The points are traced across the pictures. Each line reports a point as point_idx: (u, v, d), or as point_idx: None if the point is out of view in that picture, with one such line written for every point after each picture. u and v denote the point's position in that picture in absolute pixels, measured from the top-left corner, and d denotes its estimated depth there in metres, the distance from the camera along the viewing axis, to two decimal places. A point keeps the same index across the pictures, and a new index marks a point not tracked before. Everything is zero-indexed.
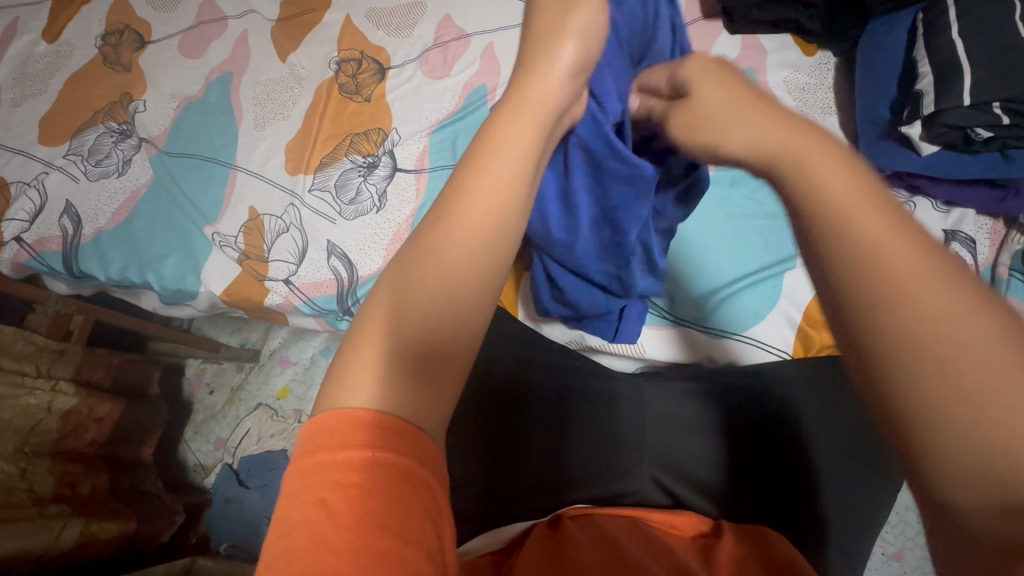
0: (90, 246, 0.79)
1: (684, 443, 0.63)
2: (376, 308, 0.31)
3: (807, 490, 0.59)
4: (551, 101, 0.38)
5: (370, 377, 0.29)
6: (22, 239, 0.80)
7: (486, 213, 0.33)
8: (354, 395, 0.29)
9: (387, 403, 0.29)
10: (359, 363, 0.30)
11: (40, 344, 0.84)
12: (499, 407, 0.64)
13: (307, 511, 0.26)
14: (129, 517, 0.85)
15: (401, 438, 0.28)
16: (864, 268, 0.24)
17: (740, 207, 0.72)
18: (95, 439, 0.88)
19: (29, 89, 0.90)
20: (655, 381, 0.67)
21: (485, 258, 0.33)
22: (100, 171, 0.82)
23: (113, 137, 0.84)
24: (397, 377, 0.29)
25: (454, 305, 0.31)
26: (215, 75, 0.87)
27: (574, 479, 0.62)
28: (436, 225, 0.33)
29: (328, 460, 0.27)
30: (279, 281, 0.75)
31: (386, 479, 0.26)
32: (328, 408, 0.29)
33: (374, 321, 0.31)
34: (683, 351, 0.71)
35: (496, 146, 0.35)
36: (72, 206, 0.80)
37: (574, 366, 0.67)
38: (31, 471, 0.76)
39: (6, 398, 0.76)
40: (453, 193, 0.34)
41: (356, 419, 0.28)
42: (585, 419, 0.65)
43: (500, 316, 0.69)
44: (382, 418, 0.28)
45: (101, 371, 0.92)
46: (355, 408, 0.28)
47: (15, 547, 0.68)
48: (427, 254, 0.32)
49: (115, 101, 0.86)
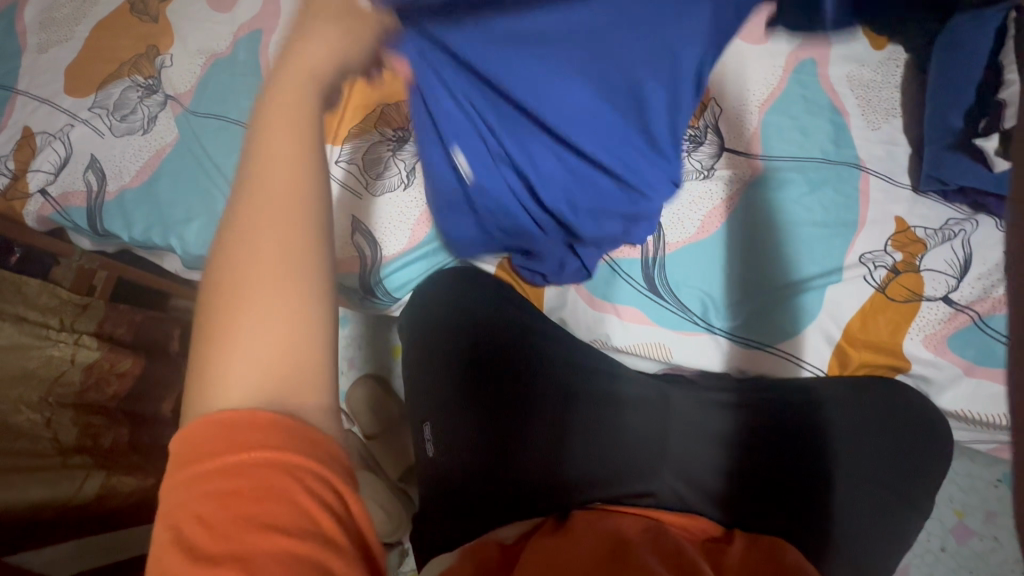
0: (114, 205, 0.77)
1: (694, 448, 0.61)
2: (226, 287, 0.29)
3: (808, 503, 0.57)
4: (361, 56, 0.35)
5: (241, 363, 0.28)
6: (47, 192, 0.78)
7: (287, 187, 0.30)
8: (229, 394, 0.28)
9: (262, 380, 0.28)
10: (218, 357, 0.28)
11: (65, 297, 0.85)
12: (503, 402, 0.64)
13: (184, 522, 0.26)
14: (148, 472, 0.86)
15: (289, 435, 0.27)
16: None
17: (788, 210, 0.68)
18: (117, 394, 0.88)
19: (55, 35, 0.87)
20: (628, 379, 0.65)
21: (301, 226, 0.30)
22: (126, 126, 0.80)
23: (139, 91, 0.81)
24: (267, 359, 0.28)
25: (285, 255, 0.30)
26: (244, 31, 0.83)
27: (564, 472, 0.60)
28: (239, 219, 0.30)
29: (201, 469, 0.26)
30: None
31: (260, 475, 0.26)
32: (197, 414, 0.28)
33: (226, 325, 0.29)
34: (711, 358, 0.68)
35: (284, 107, 0.31)
36: (97, 160, 0.78)
37: (545, 349, 0.67)
38: (54, 421, 0.78)
39: (30, 348, 0.79)
40: (240, 191, 0.31)
41: (230, 421, 0.27)
42: (594, 424, 0.62)
43: (486, 298, 0.70)
44: (262, 414, 0.27)
45: (124, 327, 0.91)
46: (229, 411, 0.27)
47: (35, 496, 0.69)
48: (243, 248, 0.30)
49: (141, 53, 0.83)
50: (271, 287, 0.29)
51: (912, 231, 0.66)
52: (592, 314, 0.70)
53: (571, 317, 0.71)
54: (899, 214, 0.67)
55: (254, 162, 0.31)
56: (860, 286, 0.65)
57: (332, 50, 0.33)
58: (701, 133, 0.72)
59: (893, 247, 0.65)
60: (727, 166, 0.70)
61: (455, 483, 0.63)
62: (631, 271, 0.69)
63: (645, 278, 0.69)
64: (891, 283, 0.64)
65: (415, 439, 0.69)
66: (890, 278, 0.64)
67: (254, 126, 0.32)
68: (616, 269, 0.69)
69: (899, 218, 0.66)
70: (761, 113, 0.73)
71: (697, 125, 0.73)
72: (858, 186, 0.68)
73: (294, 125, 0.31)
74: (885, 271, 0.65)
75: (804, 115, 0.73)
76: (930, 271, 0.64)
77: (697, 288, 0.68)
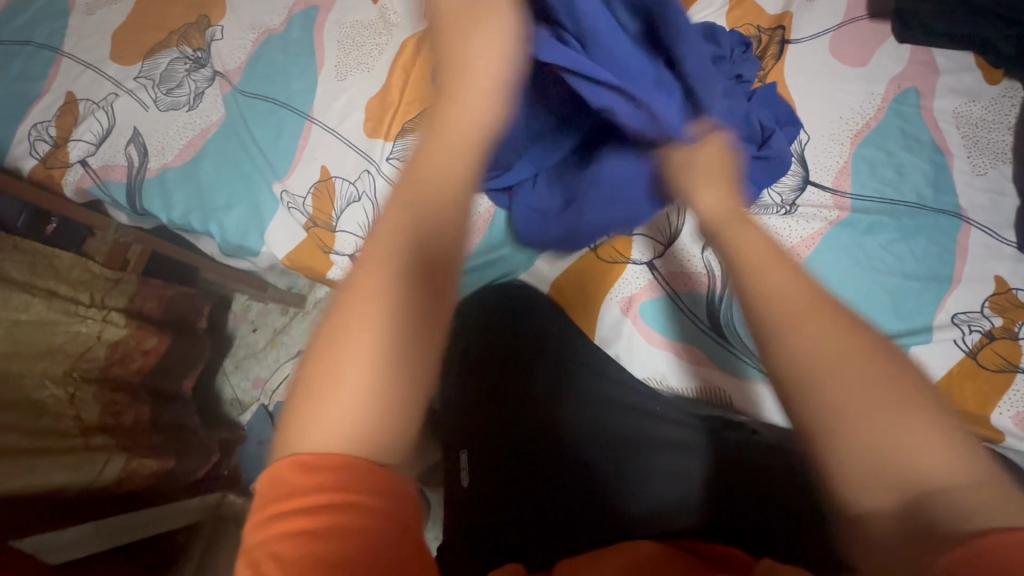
0: (154, 183, 0.74)
1: (677, 469, 0.56)
2: (339, 322, 0.30)
3: (794, 542, 0.51)
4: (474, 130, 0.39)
5: (328, 412, 0.29)
6: (87, 164, 0.75)
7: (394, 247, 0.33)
8: (314, 437, 0.28)
9: (345, 427, 0.28)
10: (313, 402, 0.29)
11: (96, 272, 0.83)
12: (500, 422, 0.63)
13: (259, 562, 0.26)
14: (166, 454, 0.85)
15: (359, 478, 0.27)
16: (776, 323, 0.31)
17: (873, 258, 0.62)
18: (140, 369, 0.86)
19: None
20: (660, 420, 0.60)
21: (424, 295, 0.32)
22: (171, 101, 0.76)
23: (186, 64, 0.78)
24: (358, 413, 0.29)
25: (396, 320, 0.31)
26: (299, 8, 0.79)
27: (598, 509, 0.56)
28: (372, 260, 0.32)
29: (280, 512, 0.27)
30: (344, 255, 0.70)
31: (340, 519, 0.27)
32: (284, 455, 0.29)
33: (330, 365, 0.30)
34: (779, 412, 0.62)
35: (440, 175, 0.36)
36: (140, 134, 0.75)
37: (574, 378, 0.63)
38: (78, 397, 0.76)
39: (57, 325, 0.75)
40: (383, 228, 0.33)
41: (308, 463, 0.28)
42: (593, 446, 0.59)
43: (538, 317, 0.68)
44: (344, 459, 0.28)
45: (154, 302, 0.89)
46: (308, 453, 0.28)
47: (57, 480, 0.68)
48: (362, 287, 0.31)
49: (191, 23, 0.79)
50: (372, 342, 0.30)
51: (1014, 294, 0.60)
52: (649, 351, 0.66)
53: (625, 353, 0.66)
54: (1001, 274, 0.60)
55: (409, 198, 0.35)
56: (948, 350, 0.59)
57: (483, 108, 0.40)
58: None
59: (991, 311, 0.59)
60: (810, 200, 0.65)
61: (478, 515, 0.59)
62: (692, 308, 0.64)
63: (709, 318, 0.64)
64: (985, 350, 0.58)
65: (450, 466, 0.67)
66: (983, 344, 0.58)
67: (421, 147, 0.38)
68: (679, 304, 0.65)
69: (1000, 279, 0.60)
70: (853, 145, 0.67)
71: None
72: (956, 238, 0.62)
73: (445, 207, 0.35)
74: (979, 336, 0.59)
75: (902, 151, 0.66)
76: None
77: (756, 336, 0.62)
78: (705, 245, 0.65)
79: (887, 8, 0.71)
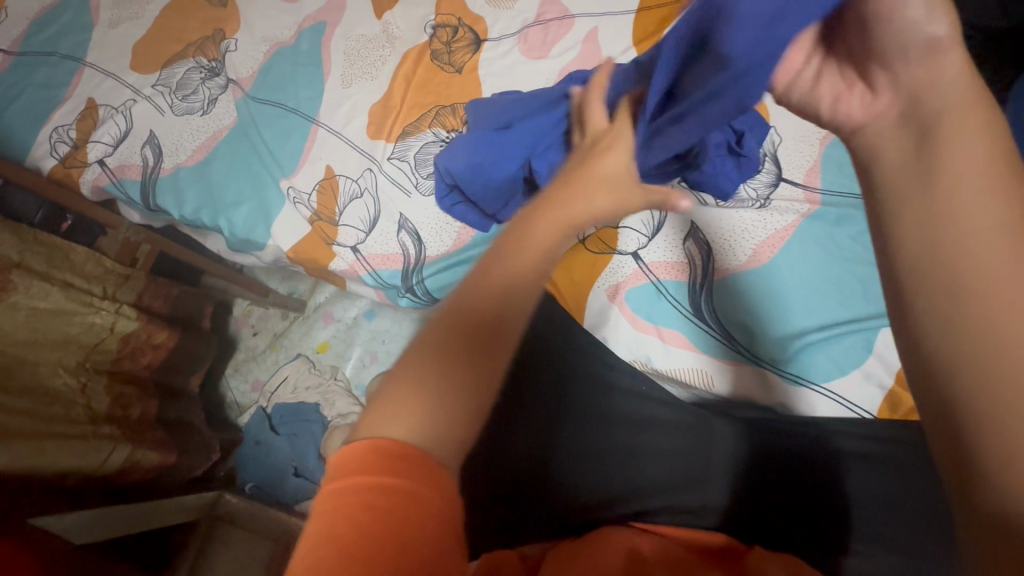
0: (168, 181, 0.78)
1: (679, 457, 0.61)
2: (432, 334, 0.32)
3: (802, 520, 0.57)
4: (624, 171, 0.40)
5: (419, 401, 0.29)
6: (105, 163, 0.80)
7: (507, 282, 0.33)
8: (394, 424, 0.28)
9: (433, 420, 0.28)
10: (407, 391, 0.29)
11: (108, 267, 0.86)
12: (517, 412, 0.64)
13: (344, 517, 0.25)
14: (170, 448, 0.87)
15: (436, 482, 0.26)
16: (949, 283, 0.28)
17: (842, 247, 0.66)
18: (150, 363, 0.90)
19: (127, 12, 0.89)
20: (657, 402, 0.64)
21: (523, 303, 0.33)
22: (186, 106, 0.81)
23: (201, 73, 0.83)
24: (445, 405, 0.29)
25: (492, 326, 0.32)
26: (308, 23, 0.85)
27: (579, 496, 0.60)
28: (473, 285, 0.34)
29: (359, 483, 0.26)
30: (346, 247, 0.74)
31: (419, 508, 0.26)
32: (361, 435, 0.28)
33: (413, 369, 0.30)
34: (755, 391, 0.65)
35: (545, 217, 0.37)
36: (155, 136, 0.80)
37: (581, 368, 0.66)
38: (89, 387, 0.79)
39: (73, 314, 0.78)
40: (484, 269, 0.34)
41: (392, 448, 0.27)
42: (580, 428, 0.63)
43: (544, 319, 0.69)
44: (419, 454, 0.27)
45: (161, 300, 0.93)
46: (388, 438, 0.27)
47: (65, 465, 0.70)
48: (476, 298, 0.33)
49: (207, 36, 0.85)
50: (467, 368, 0.30)
51: None
52: (634, 336, 0.68)
53: (612, 338, 0.69)
54: None
55: (516, 244, 0.36)
56: None
57: (629, 163, 0.40)
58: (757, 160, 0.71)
59: None
60: (783, 194, 0.69)
61: (483, 492, 0.62)
62: (675, 294, 0.68)
63: (691, 303, 0.67)
64: None
65: None
66: None
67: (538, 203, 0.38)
68: (663, 291, 0.68)
69: None
70: (822, 146, 0.71)
71: None
72: None
73: (542, 227, 0.37)
74: None
75: None
76: None
77: (744, 322, 0.65)
78: (686, 236, 0.69)
79: None
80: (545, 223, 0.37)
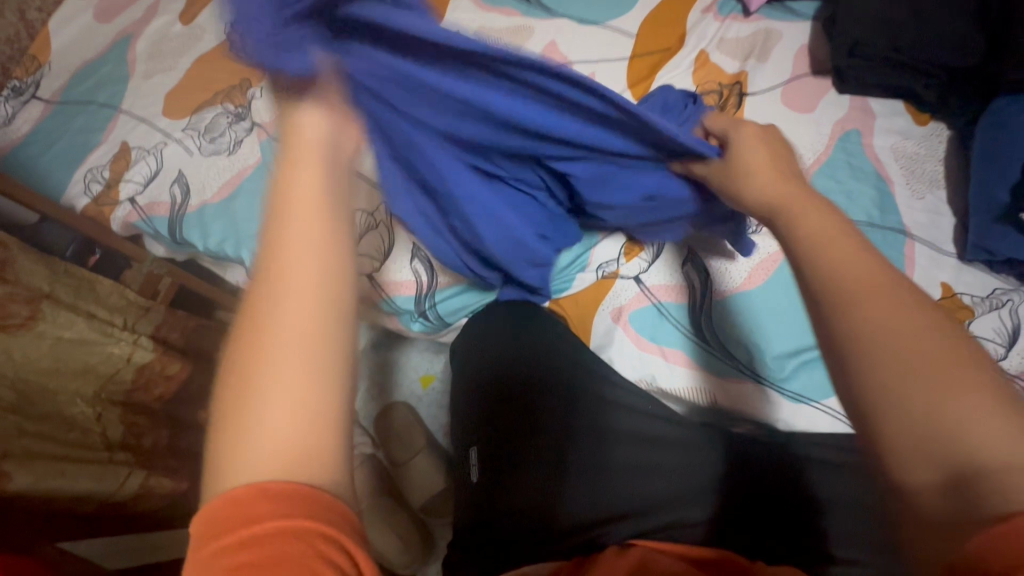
0: (194, 216, 0.83)
1: (679, 475, 0.59)
2: (242, 353, 0.30)
3: (781, 524, 0.56)
4: (320, 134, 0.36)
5: (259, 435, 0.28)
6: (135, 201, 0.85)
7: (306, 238, 0.32)
8: (243, 472, 0.27)
9: (276, 444, 0.28)
10: (241, 425, 0.28)
11: (131, 299, 0.89)
12: (517, 426, 0.65)
13: None
14: (181, 477, 0.87)
15: (293, 500, 0.27)
16: (839, 301, 0.35)
17: None
18: (162, 396, 0.90)
19: (160, 64, 0.97)
20: (663, 420, 0.64)
21: (319, 282, 0.31)
22: (213, 148, 0.87)
23: (228, 118, 0.90)
24: (285, 431, 0.28)
25: (284, 316, 0.30)
26: None
27: (576, 525, 0.58)
28: (258, 276, 0.31)
29: (217, 548, 0.26)
30: (362, 275, 0.78)
31: (284, 533, 0.26)
32: (213, 497, 0.28)
33: (246, 394, 0.29)
34: (760, 408, 0.66)
35: (301, 170, 0.34)
36: (184, 175, 0.85)
37: (579, 375, 0.67)
38: (104, 417, 0.80)
39: (94, 344, 0.80)
40: (264, 253, 0.32)
41: (241, 497, 0.27)
42: (586, 450, 0.62)
43: (543, 336, 0.71)
44: (281, 482, 0.27)
45: (177, 332, 0.95)
46: (235, 487, 0.27)
47: (80, 488, 0.70)
48: (258, 304, 0.30)
49: (235, 85, 0.93)
50: (293, 363, 0.29)
51: (959, 297, 0.68)
52: (637, 355, 0.71)
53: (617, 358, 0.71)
54: (945, 280, 0.69)
55: (280, 213, 0.33)
56: None
57: (332, 122, 0.37)
58: None
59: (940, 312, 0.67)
60: None
61: (482, 512, 0.62)
62: (676, 315, 0.71)
63: (692, 324, 0.70)
64: None
65: (459, 467, 0.70)
66: None
67: (281, 161, 0.35)
68: (665, 313, 0.71)
69: (945, 285, 0.69)
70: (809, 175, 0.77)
71: None
72: (904, 251, 0.71)
73: (308, 182, 0.34)
74: None
75: (852, 181, 0.76)
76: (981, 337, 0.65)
77: (742, 341, 0.68)
78: (685, 260, 0.72)
79: (826, 68, 0.85)
80: (303, 176, 0.34)
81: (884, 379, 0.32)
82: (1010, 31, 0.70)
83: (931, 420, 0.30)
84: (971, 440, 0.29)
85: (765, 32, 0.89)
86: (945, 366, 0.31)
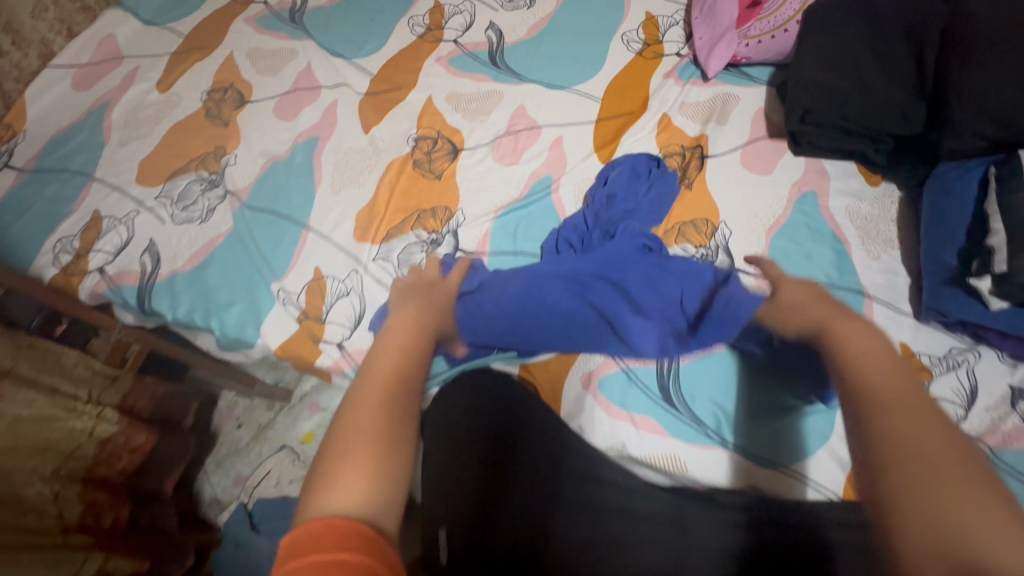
0: (164, 286, 0.83)
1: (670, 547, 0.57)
2: (344, 425, 0.43)
3: None
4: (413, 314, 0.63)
5: (341, 489, 0.39)
6: (104, 271, 0.84)
7: (400, 348, 0.53)
8: (335, 505, 0.38)
9: (357, 492, 0.39)
10: (327, 485, 0.39)
11: (96, 369, 0.88)
12: (487, 499, 0.62)
13: None
14: (143, 556, 0.84)
15: (346, 534, 0.36)
16: (860, 394, 0.42)
17: None
18: (125, 468, 0.88)
19: (136, 132, 0.98)
20: (628, 490, 0.63)
21: (395, 385, 0.47)
22: (186, 215, 0.88)
23: (202, 185, 0.90)
24: (360, 493, 0.39)
25: (380, 403, 0.45)
26: (302, 138, 0.95)
27: None
28: (363, 373, 0.49)
29: (315, 560, 0.34)
30: (332, 344, 0.77)
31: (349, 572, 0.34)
32: (312, 519, 0.37)
33: (341, 469, 0.40)
34: (729, 474, 0.66)
35: (399, 323, 0.59)
36: (155, 244, 0.86)
37: (560, 448, 0.66)
38: (62, 496, 0.76)
39: (56, 420, 0.79)
40: (369, 362, 0.50)
41: (322, 528, 0.36)
42: (569, 521, 0.60)
43: (511, 401, 0.71)
44: (345, 521, 0.36)
45: (145, 400, 0.94)
46: (321, 525, 0.36)
47: None
48: (361, 398, 0.45)
49: (209, 152, 0.94)
50: (369, 446, 0.41)
51: (919, 357, 0.69)
52: (608, 421, 0.70)
53: (587, 424, 0.71)
54: (904, 340, 0.71)
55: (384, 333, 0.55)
56: None
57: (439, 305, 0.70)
58: (711, 253, 0.80)
59: None
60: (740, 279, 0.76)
61: None
62: (645, 380, 0.72)
63: (661, 389, 0.71)
64: None
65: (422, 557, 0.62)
66: None
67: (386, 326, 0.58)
68: (634, 378, 0.72)
69: (904, 345, 0.70)
70: (768, 236, 0.80)
71: (708, 245, 0.80)
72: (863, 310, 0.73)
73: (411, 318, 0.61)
74: None
75: (810, 241, 0.79)
76: (940, 397, 0.66)
77: (710, 406, 0.70)
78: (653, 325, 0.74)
79: (782, 130, 0.89)
80: (414, 306, 0.67)
81: (897, 479, 0.36)
82: (949, 105, 0.74)
83: (939, 521, 0.34)
84: (981, 550, 0.32)
85: (724, 96, 0.93)
86: (955, 466, 0.36)
